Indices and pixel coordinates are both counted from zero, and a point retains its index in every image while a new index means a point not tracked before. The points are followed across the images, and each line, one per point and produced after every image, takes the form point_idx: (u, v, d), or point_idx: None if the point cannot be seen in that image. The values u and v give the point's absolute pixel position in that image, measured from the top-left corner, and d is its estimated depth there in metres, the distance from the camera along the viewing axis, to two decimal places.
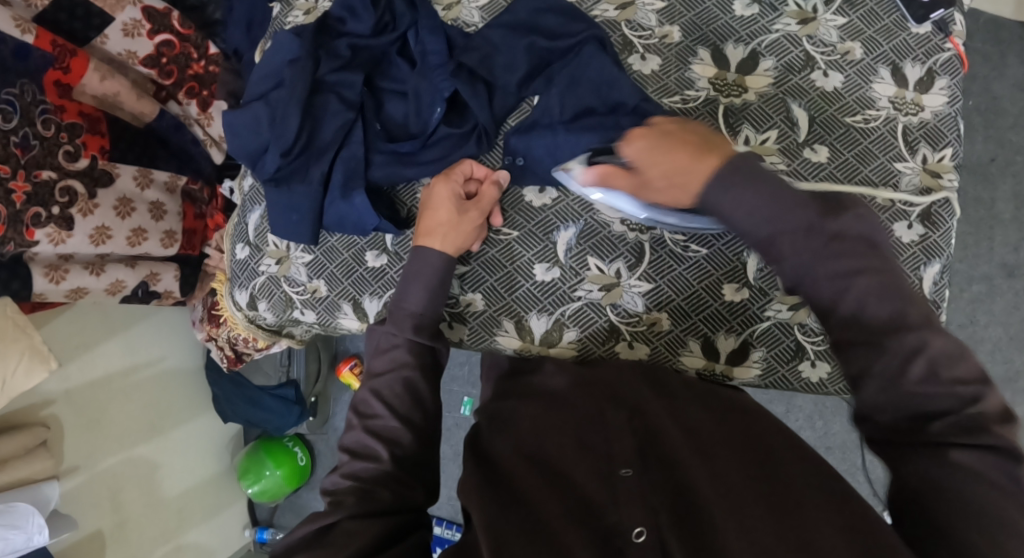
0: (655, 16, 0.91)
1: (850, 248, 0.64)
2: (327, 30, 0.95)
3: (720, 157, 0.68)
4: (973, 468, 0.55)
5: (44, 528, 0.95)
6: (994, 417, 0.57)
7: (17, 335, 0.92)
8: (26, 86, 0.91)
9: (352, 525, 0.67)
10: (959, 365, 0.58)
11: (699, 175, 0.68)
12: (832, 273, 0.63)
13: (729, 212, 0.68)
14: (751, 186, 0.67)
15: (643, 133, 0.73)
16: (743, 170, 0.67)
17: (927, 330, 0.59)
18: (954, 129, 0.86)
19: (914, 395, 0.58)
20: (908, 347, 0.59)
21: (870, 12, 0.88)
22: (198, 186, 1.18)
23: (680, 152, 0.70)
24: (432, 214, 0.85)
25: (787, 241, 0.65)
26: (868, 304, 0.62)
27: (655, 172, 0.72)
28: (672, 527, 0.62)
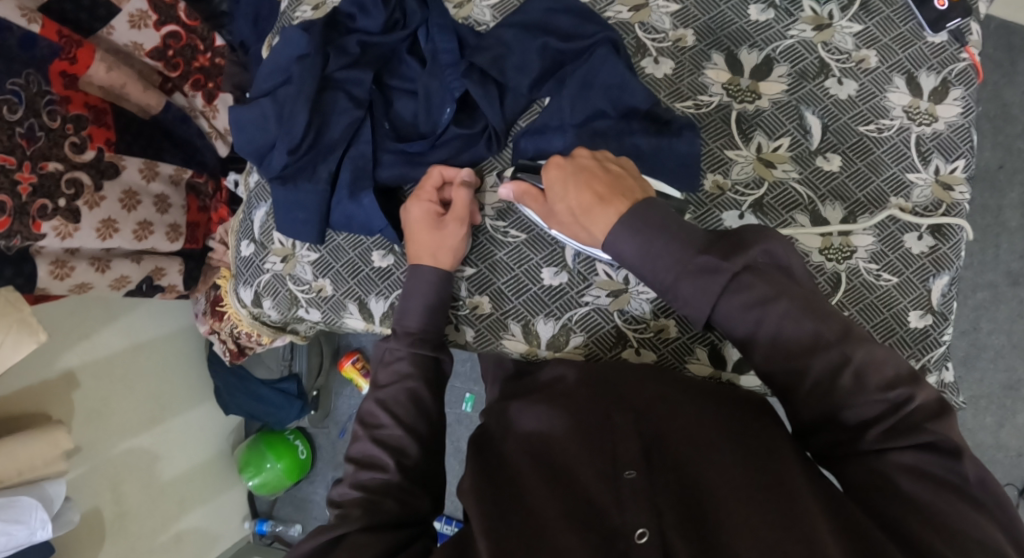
0: (670, 19, 0.90)
1: (749, 281, 0.67)
2: (336, 25, 0.94)
3: (622, 204, 0.72)
4: (918, 469, 0.60)
5: (48, 523, 0.94)
6: (928, 413, 0.61)
7: (4, 308, 0.88)
8: (32, 76, 0.89)
9: (361, 539, 0.67)
10: (884, 370, 0.62)
11: (600, 220, 0.73)
12: (740, 307, 0.67)
13: (631, 258, 0.71)
14: (638, 225, 0.71)
15: (560, 162, 0.78)
16: (633, 212, 0.71)
17: (846, 344, 0.63)
18: (966, 140, 0.86)
19: (841, 408, 0.63)
20: (834, 359, 0.63)
21: (886, 20, 0.87)
22: (203, 179, 1.17)
23: (585, 193, 0.74)
24: (413, 238, 0.87)
25: (687, 286, 0.68)
26: (785, 328, 0.65)
27: (559, 203, 0.77)
28: (675, 528, 0.62)
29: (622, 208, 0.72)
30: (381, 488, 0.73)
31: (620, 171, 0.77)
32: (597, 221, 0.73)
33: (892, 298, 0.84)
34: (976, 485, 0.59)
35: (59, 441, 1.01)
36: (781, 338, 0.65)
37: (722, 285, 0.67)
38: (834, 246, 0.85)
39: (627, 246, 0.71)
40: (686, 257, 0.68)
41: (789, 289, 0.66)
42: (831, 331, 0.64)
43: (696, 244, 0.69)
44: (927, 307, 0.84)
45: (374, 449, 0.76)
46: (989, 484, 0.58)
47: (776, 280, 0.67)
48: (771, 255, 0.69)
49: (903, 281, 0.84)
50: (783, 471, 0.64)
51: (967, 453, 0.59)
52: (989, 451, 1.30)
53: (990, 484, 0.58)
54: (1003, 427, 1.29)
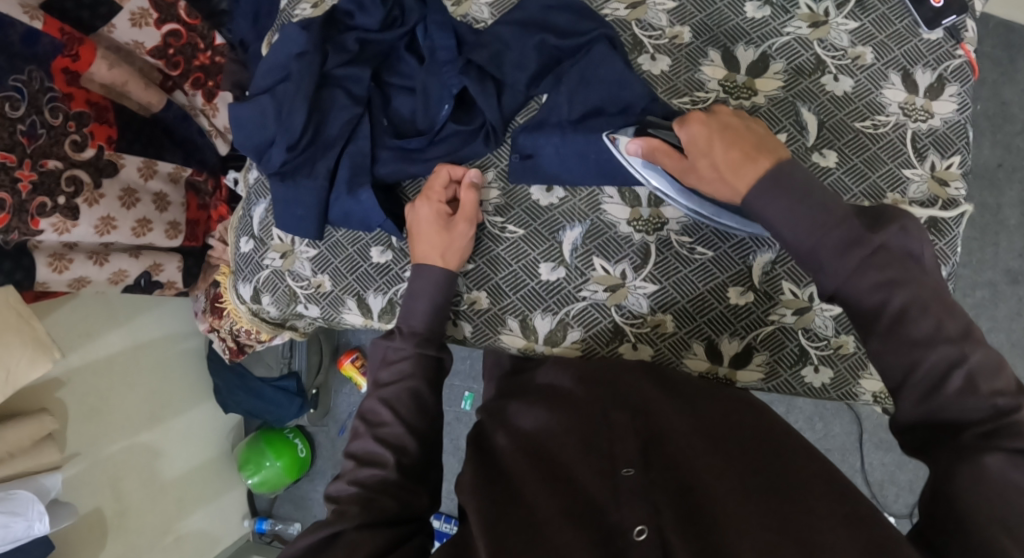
0: (666, 16, 0.91)
1: (887, 260, 0.64)
2: (335, 23, 0.94)
3: (772, 161, 0.69)
4: (1005, 473, 0.55)
5: (45, 515, 0.96)
6: None
7: (18, 324, 0.93)
8: (34, 72, 0.89)
9: (358, 536, 0.68)
10: (998, 378, 0.59)
11: (745, 175, 0.69)
12: (869, 285, 0.63)
13: (771, 218, 0.68)
14: (787, 185, 0.67)
15: (702, 118, 0.75)
16: (784, 171, 0.68)
17: (967, 344, 0.59)
18: (962, 136, 0.86)
19: (948, 407, 0.59)
20: (948, 358, 0.60)
21: (882, 17, 0.88)
22: (203, 177, 1.18)
23: (734, 149, 0.71)
24: (422, 235, 0.86)
25: (825, 251, 0.65)
26: (907, 317, 0.62)
27: (702, 159, 0.74)
28: (673, 525, 0.62)
29: (772, 164, 0.68)
30: (379, 486, 0.74)
31: (762, 133, 0.74)
32: (744, 175, 0.69)
33: None
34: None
35: (44, 423, 1.01)
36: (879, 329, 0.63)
37: (858, 259, 0.64)
38: None
39: (773, 206, 0.67)
40: (829, 226, 0.65)
41: (918, 281, 0.62)
42: (954, 327, 0.61)
43: (839, 212, 0.66)
44: None
45: (376, 444, 0.76)
46: None
47: (908, 268, 0.63)
48: (902, 241, 0.65)
49: None
50: (782, 470, 0.64)
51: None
52: None
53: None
54: None
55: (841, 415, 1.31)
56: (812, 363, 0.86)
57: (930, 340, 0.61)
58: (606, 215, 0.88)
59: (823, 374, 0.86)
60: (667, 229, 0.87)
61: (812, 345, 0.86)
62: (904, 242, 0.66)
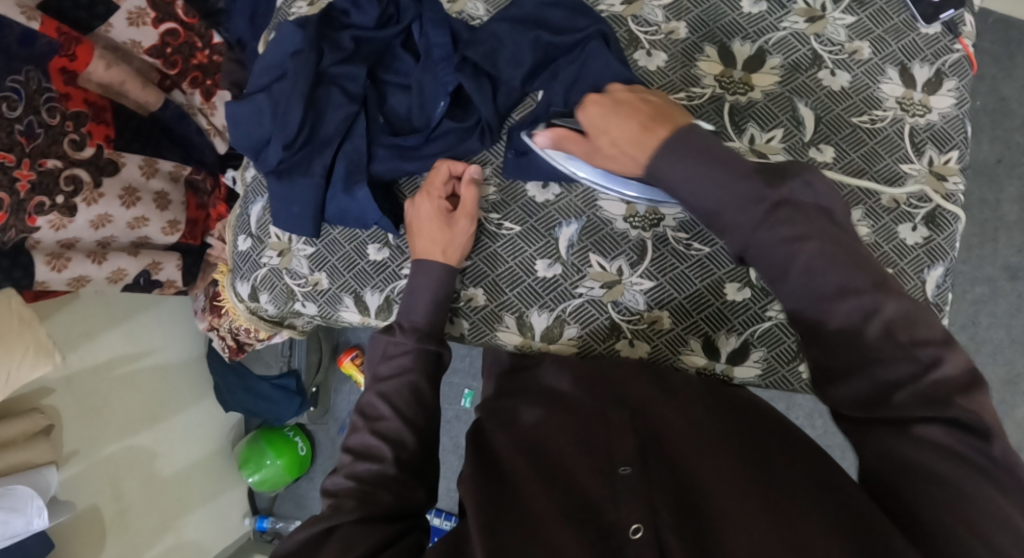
0: (662, 12, 0.90)
1: (789, 216, 0.65)
2: (331, 21, 0.95)
3: (668, 128, 0.72)
4: (941, 443, 0.55)
5: (44, 511, 0.96)
6: (955, 385, 0.57)
7: (21, 330, 0.93)
8: (32, 73, 0.90)
9: (354, 530, 0.68)
10: (918, 328, 0.59)
11: (647, 145, 0.72)
12: (776, 240, 0.64)
13: (678, 184, 0.70)
14: (681, 148, 0.70)
15: (597, 99, 0.78)
16: (677, 136, 0.71)
17: (879, 294, 0.60)
18: (960, 131, 0.86)
19: (870, 361, 0.59)
20: (862, 308, 0.60)
21: (879, 11, 0.87)
22: (201, 176, 1.18)
23: (631, 122, 0.75)
24: (422, 231, 0.86)
25: (731, 212, 0.67)
26: (815, 270, 0.62)
27: (601, 137, 0.77)
28: (672, 525, 0.60)
29: (667, 130, 0.72)
30: (376, 480, 0.74)
31: (657, 103, 0.77)
32: (641, 146, 0.73)
33: None
34: (1007, 469, 0.53)
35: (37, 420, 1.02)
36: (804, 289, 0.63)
37: (760, 216, 0.65)
38: None
39: (670, 171, 0.70)
40: (730, 183, 0.67)
41: (824, 234, 0.64)
42: (865, 279, 0.61)
43: (739, 170, 0.67)
44: (920, 298, 0.84)
45: (373, 439, 0.76)
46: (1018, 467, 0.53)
47: (815, 221, 0.65)
48: (811, 192, 0.67)
49: (897, 272, 0.84)
50: (781, 473, 0.64)
51: (998, 434, 0.54)
52: None
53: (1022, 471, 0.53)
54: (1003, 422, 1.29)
55: None
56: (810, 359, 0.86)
57: (842, 293, 0.61)
58: (603, 212, 0.88)
59: None
60: (664, 225, 0.87)
61: None
62: (809, 194, 0.67)
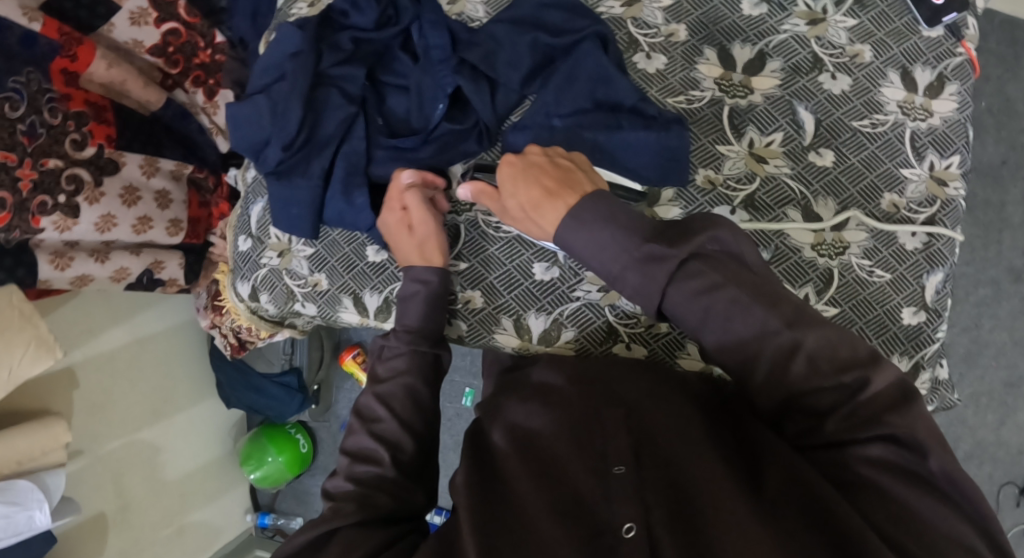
0: (661, 14, 0.90)
1: (697, 268, 0.66)
2: (330, 22, 0.94)
3: (572, 197, 0.72)
4: (884, 460, 0.59)
5: (44, 503, 0.97)
6: (885, 404, 0.60)
7: (22, 325, 0.94)
8: (32, 74, 0.91)
9: (354, 534, 0.69)
10: (839, 354, 0.61)
11: (547, 215, 0.73)
12: (688, 294, 0.66)
13: (581, 253, 0.71)
14: (582, 218, 0.71)
15: (512, 160, 0.78)
16: (581, 205, 0.71)
17: (797, 330, 0.62)
18: (962, 135, 0.85)
19: (802, 392, 0.62)
20: (785, 346, 0.62)
21: (881, 14, 0.87)
22: (204, 174, 1.18)
23: (536, 187, 0.74)
24: (397, 245, 0.87)
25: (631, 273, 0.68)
26: (732, 317, 0.64)
27: (510, 199, 0.78)
28: (663, 524, 0.62)
29: (569, 199, 0.72)
30: (374, 482, 0.74)
31: (570, 166, 0.77)
32: (545, 214, 0.73)
33: (884, 295, 0.84)
34: (945, 478, 0.57)
35: (59, 435, 1.03)
36: (726, 332, 0.65)
37: (666, 275, 0.66)
38: (826, 242, 0.84)
39: (574, 239, 0.71)
40: (632, 246, 0.68)
41: (738, 277, 0.65)
42: (780, 318, 0.63)
43: (642, 234, 0.68)
44: (920, 304, 0.84)
45: (372, 441, 0.77)
46: (954, 474, 0.57)
47: (726, 267, 0.66)
48: (720, 242, 0.68)
49: (897, 277, 0.84)
50: (770, 471, 0.64)
51: (934, 450, 0.57)
52: (989, 449, 1.30)
53: (959, 480, 0.56)
54: (1004, 425, 1.29)
55: None
56: None
57: (763, 333, 0.63)
58: None
59: None
60: None
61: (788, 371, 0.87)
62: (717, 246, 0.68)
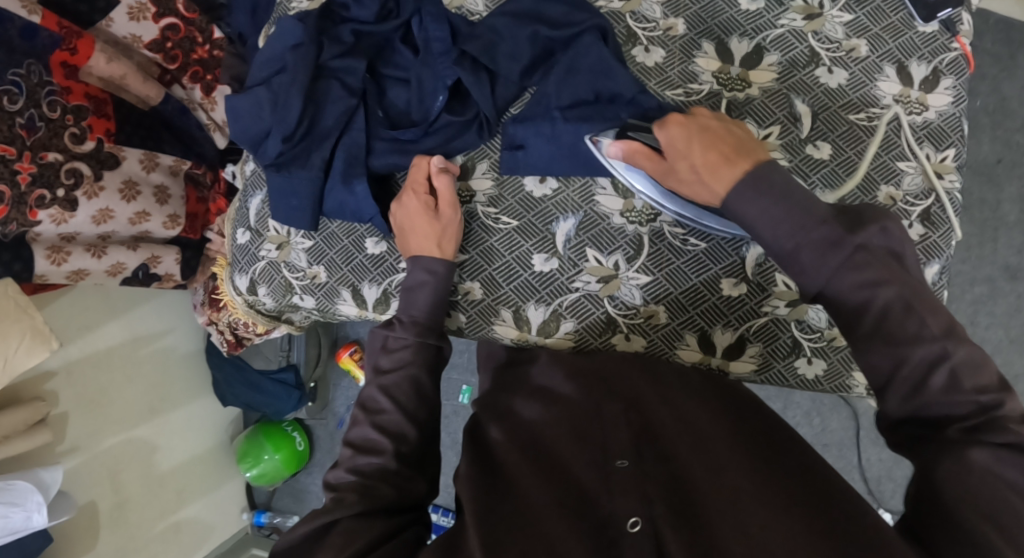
0: (660, 8, 0.91)
1: (868, 261, 0.63)
2: (330, 15, 0.95)
3: (751, 164, 0.69)
4: (991, 468, 0.55)
5: (43, 507, 0.96)
6: (1017, 420, 0.58)
7: (18, 315, 0.93)
8: (33, 66, 0.90)
9: (354, 525, 0.68)
10: (980, 373, 0.59)
11: (726, 178, 0.70)
12: (854, 284, 0.63)
13: (753, 222, 0.68)
14: (762, 188, 0.68)
15: (680, 120, 0.76)
16: (759, 171, 0.69)
17: (950, 341, 0.60)
18: (957, 129, 0.86)
19: (933, 405, 0.60)
20: (931, 357, 0.60)
21: (877, 10, 0.88)
22: (201, 170, 1.18)
23: (713, 151, 0.72)
24: (414, 229, 0.86)
25: (808, 254, 0.65)
26: (890, 315, 0.62)
27: (679, 161, 0.75)
28: (667, 516, 0.61)
29: (749, 167, 0.69)
30: (376, 473, 0.74)
31: (742, 135, 0.74)
32: (720, 175, 0.70)
33: None
34: None
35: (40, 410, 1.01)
36: (884, 327, 0.62)
37: (841, 259, 0.64)
38: None
39: (751, 209, 0.68)
40: (809, 226, 0.65)
41: (902, 278, 0.62)
42: (937, 324, 0.61)
43: (819, 214, 0.66)
44: None
45: (374, 432, 0.77)
46: None
47: (891, 265, 0.63)
48: (885, 237, 0.66)
49: None
50: (773, 468, 0.64)
51: None
52: None
53: None
54: None
55: (838, 409, 1.33)
56: (806, 355, 0.87)
57: (916, 338, 0.61)
58: (599, 206, 0.89)
59: (817, 365, 0.87)
60: (661, 220, 0.87)
61: (805, 337, 0.86)
62: (885, 238, 0.66)
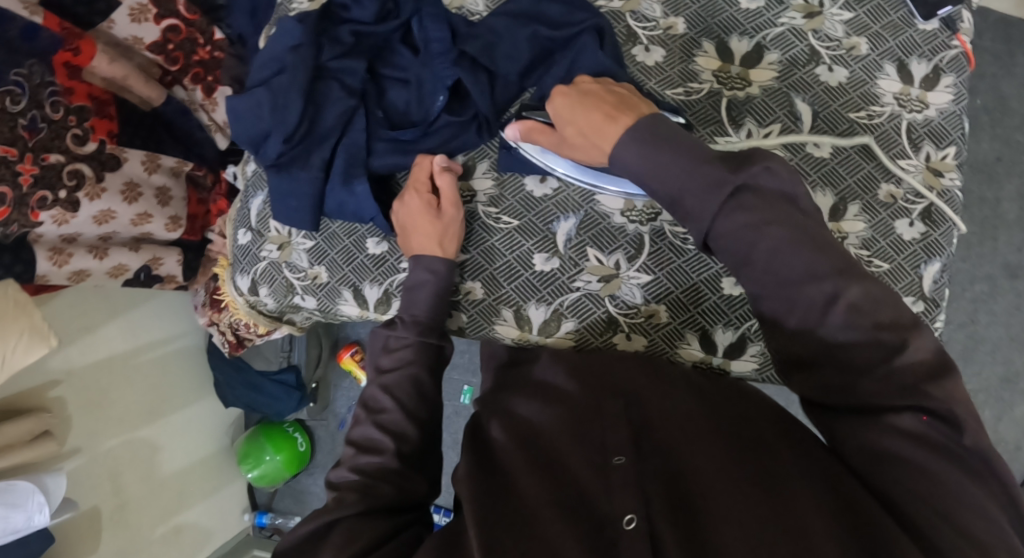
0: (660, 8, 0.91)
1: (752, 201, 0.63)
2: (330, 16, 0.95)
3: (627, 116, 0.72)
4: (921, 437, 0.56)
5: (44, 507, 0.97)
6: (922, 373, 0.57)
7: (17, 314, 0.92)
8: (35, 67, 0.90)
9: (355, 525, 0.68)
10: (881, 312, 0.59)
11: (604, 132, 0.72)
12: (738, 227, 0.63)
13: (637, 171, 0.70)
14: (637, 135, 0.70)
15: (563, 90, 0.79)
16: (643, 124, 0.70)
17: (840, 279, 0.60)
18: (957, 127, 0.86)
19: (833, 347, 0.60)
20: (825, 295, 0.60)
21: (877, 8, 0.88)
22: (202, 172, 1.19)
23: (590, 110, 0.75)
24: (415, 228, 0.86)
25: (691, 198, 0.65)
26: (779, 258, 0.62)
27: (566, 126, 0.78)
28: (663, 514, 0.62)
29: (625, 118, 0.72)
30: (377, 473, 0.74)
31: (622, 93, 0.77)
32: (607, 134, 0.72)
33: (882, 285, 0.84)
34: (978, 456, 0.55)
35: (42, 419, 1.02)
36: (776, 273, 0.62)
37: (722, 201, 0.64)
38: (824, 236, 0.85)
39: (634, 157, 0.69)
40: (690, 167, 0.66)
41: (790, 218, 0.62)
42: (828, 264, 0.61)
43: (704, 155, 0.66)
44: (918, 294, 0.84)
45: (375, 431, 0.77)
46: (990, 458, 0.55)
47: (781, 208, 0.63)
48: (775, 177, 0.64)
49: (895, 267, 0.84)
50: (771, 462, 0.64)
51: (971, 426, 0.55)
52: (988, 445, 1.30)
53: (993, 461, 0.55)
54: (1001, 420, 1.29)
55: None
56: None
57: (810, 277, 0.61)
58: (600, 206, 0.89)
59: None
60: (661, 219, 0.88)
61: None
62: (773, 179, 0.64)
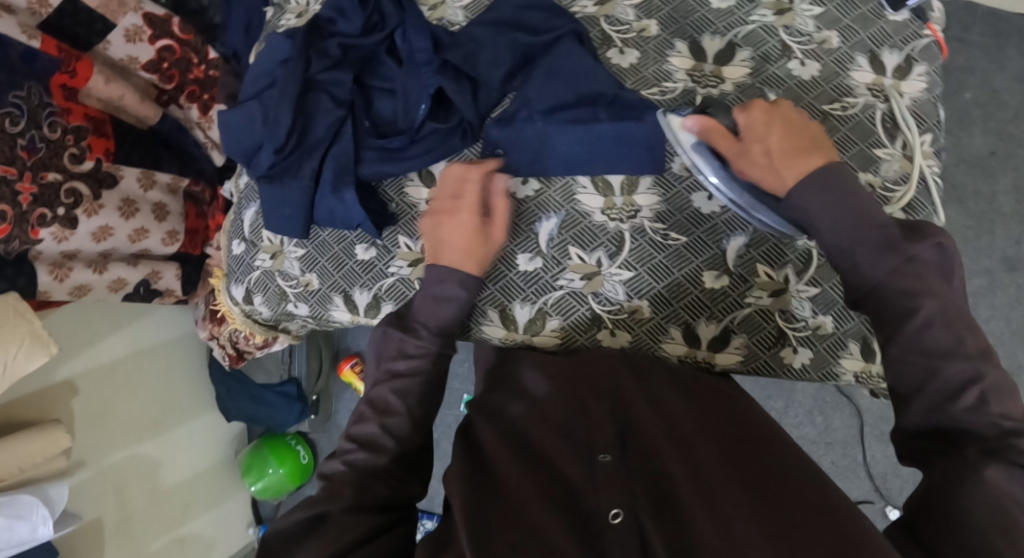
0: (633, 11, 0.93)
1: (922, 270, 0.66)
2: (318, 31, 0.99)
3: (823, 160, 0.72)
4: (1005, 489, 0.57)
5: (48, 519, 0.99)
6: None
7: (17, 321, 0.93)
8: (34, 89, 0.94)
9: (344, 519, 0.69)
10: (1007, 400, 0.62)
11: (796, 168, 0.72)
12: (900, 291, 0.66)
13: (812, 213, 0.71)
14: (830, 185, 0.71)
15: (764, 107, 0.77)
16: (835, 173, 0.71)
17: (984, 362, 0.63)
18: (932, 115, 0.87)
19: (961, 423, 0.62)
20: (965, 376, 0.62)
21: (846, 2, 0.89)
22: (200, 187, 1.22)
23: (787, 140, 0.74)
24: (456, 244, 0.84)
25: (862, 251, 0.68)
26: (931, 328, 0.64)
27: (755, 144, 0.76)
28: (649, 512, 0.62)
29: (820, 163, 0.72)
30: (367, 470, 0.75)
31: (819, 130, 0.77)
32: (793, 167, 0.73)
33: None
34: None
35: (57, 439, 1.04)
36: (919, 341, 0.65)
37: (895, 260, 0.67)
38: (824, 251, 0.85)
39: (817, 201, 0.71)
40: (864, 226, 0.69)
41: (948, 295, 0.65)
42: (974, 345, 0.63)
43: (879, 218, 0.69)
44: None
45: (365, 430, 0.78)
46: None
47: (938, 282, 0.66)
48: (942, 254, 0.67)
49: None
50: (755, 466, 0.65)
51: None
52: None
53: None
54: None
55: (841, 408, 1.32)
56: (791, 345, 0.87)
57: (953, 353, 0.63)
58: (580, 205, 0.90)
59: (803, 354, 0.87)
60: (641, 216, 0.89)
61: (790, 326, 0.87)
62: (939, 255, 0.67)
